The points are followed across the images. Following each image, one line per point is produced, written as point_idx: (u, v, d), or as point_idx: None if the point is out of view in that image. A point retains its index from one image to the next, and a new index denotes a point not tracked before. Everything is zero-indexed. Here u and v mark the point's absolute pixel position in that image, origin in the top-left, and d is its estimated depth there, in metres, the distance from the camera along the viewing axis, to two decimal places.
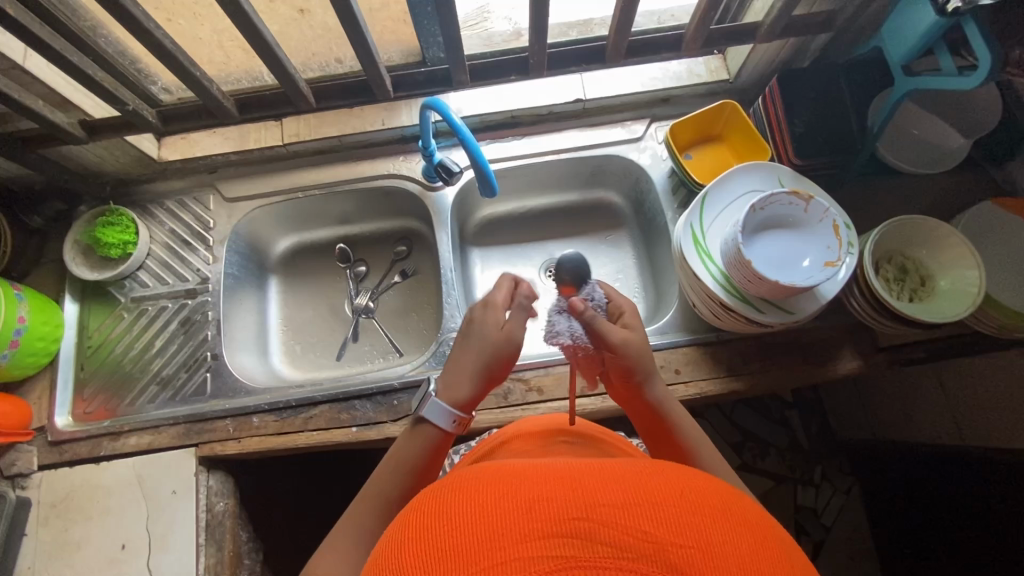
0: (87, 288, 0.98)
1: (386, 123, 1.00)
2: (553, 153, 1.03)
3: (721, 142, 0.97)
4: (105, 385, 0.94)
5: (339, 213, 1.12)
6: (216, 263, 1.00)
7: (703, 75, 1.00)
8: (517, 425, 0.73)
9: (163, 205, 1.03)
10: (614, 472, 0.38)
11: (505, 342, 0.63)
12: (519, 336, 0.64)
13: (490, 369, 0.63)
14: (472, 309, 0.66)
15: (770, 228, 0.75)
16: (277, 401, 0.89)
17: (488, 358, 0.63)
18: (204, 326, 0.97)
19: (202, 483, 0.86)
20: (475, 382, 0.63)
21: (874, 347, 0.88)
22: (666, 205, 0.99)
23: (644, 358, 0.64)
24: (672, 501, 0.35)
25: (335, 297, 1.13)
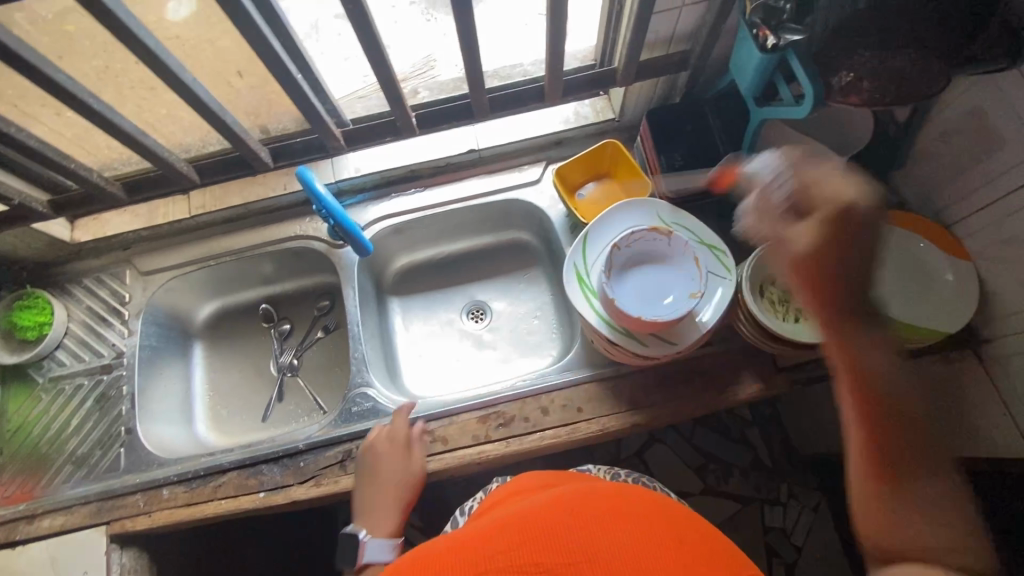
0: (8, 372, 1.01)
1: (288, 188, 1.04)
2: (454, 201, 1.06)
3: (611, 179, 0.99)
4: (23, 468, 0.95)
5: (259, 274, 1.14)
6: (132, 336, 1.02)
7: (589, 116, 1.03)
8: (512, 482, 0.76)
9: (82, 284, 1.06)
10: (509, 530, 0.56)
11: (406, 477, 0.84)
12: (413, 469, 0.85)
13: (398, 494, 0.84)
14: (371, 456, 0.86)
15: (635, 264, 0.77)
16: (186, 471, 0.90)
17: (391, 487, 0.83)
18: (119, 401, 0.98)
19: (115, 561, 0.87)
20: (396, 515, 0.85)
21: (773, 369, 0.89)
22: (564, 244, 1.01)
23: (843, 286, 0.49)
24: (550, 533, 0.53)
25: (259, 358, 1.14)
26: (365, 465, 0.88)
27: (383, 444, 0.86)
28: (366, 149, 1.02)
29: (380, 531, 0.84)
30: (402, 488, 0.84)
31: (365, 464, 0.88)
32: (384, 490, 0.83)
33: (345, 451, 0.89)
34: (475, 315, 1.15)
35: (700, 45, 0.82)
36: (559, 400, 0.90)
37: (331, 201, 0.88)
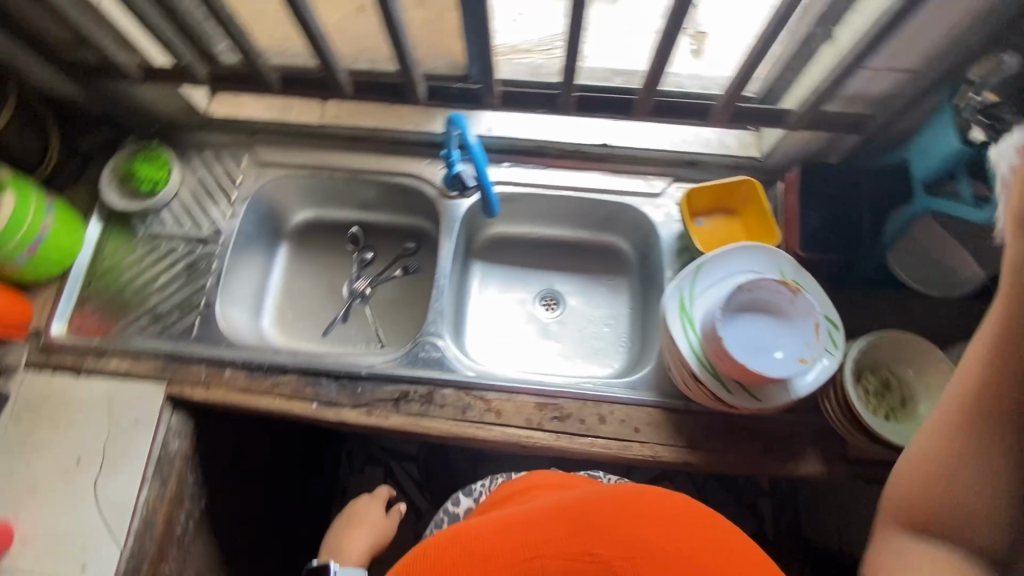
0: (113, 215, 1.05)
1: (416, 126, 1.05)
2: (570, 189, 1.05)
3: (735, 216, 0.97)
4: (104, 306, 0.99)
5: (358, 198, 1.16)
6: (233, 218, 1.05)
7: (732, 147, 1.01)
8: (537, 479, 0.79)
9: (200, 154, 1.09)
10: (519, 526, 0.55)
11: (387, 527, 0.93)
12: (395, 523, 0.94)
13: (376, 543, 0.91)
14: (359, 500, 0.95)
15: (751, 310, 0.75)
16: (251, 360, 0.93)
17: (367, 542, 0.90)
18: (206, 274, 1.01)
19: (165, 419, 0.91)
20: (366, 553, 0.90)
21: (840, 456, 0.87)
22: (668, 264, 0.99)
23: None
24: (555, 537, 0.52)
25: (336, 276, 1.18)
26: (417, 410, 0.90)
27: (362, 514, 0.93)
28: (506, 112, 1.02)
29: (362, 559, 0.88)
30: (372, 543, 0.91)
31: (417, 410, 0.90)
32: (366, 542, 0.90)
33: (401, 391, 0.91)
34: (548, 303, 1.15)
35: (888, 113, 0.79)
36: (618, 414, 0.89)
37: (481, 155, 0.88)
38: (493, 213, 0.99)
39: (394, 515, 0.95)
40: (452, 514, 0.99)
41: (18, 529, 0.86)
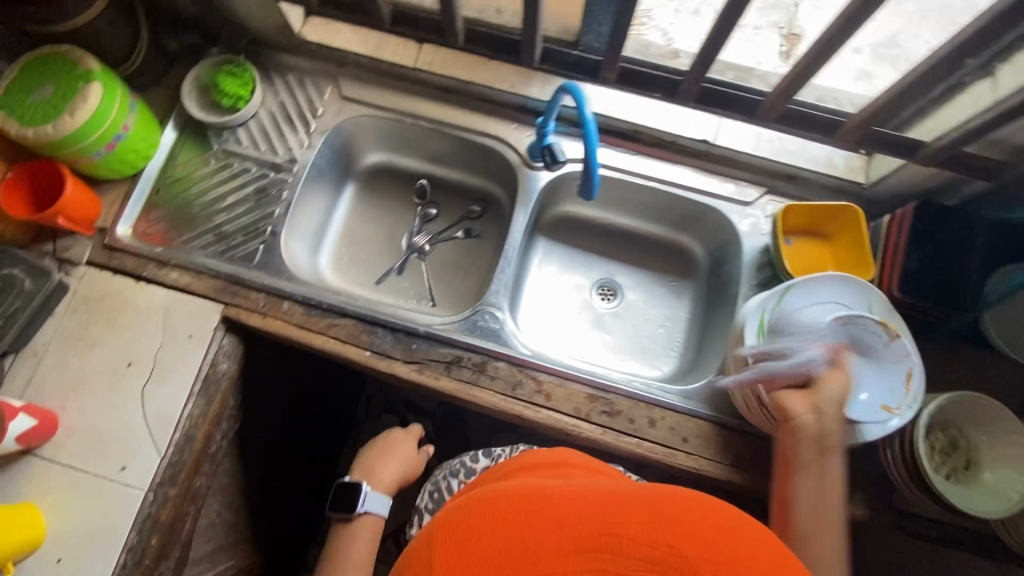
0: (189, 124, 1.02)
1: (513, 88, 1.01)
2: (657, 181, 1.00)
3: (826, 241, 0.93)
4: (170, 215, 0.98)
5: (432, 151, 1.13)
6: (309, 149, 1.02)
7: (839, 168, 0.96)
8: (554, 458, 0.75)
9: (284, 77, 1.05)
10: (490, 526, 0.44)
11: (416, 465, 0.94)
12: (423, 463, 0.95)
13: (405, 478, 0.92)
14: (393, 431, 0.96)
15: (840, 345, 0.73)
16: (311, 297, 0.92)
17: (398, 475, 0.92)
18: (275, 202, 0.99)
19: (217, 340, 0.91)
20: (392, 485, 0.91)
21: (886, 505, 0.85)
22: (745, 277, 0.96)
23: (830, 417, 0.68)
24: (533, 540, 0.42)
25: (397, 227, 1.16)
26: (468, 378, 0.88)
27: (396, 447, 0.94)
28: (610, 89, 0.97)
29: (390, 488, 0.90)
30: (402, 477, 0.92)
31: (468, 378, 0.88)
32: (397, 475, 0.91)
33: (454, 356, 0.89)
34: (605, 293, 1.13)
35: None
36: (668, 421, 0.87)
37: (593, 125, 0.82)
38: (589, 197, 0.81)
39: (423, 453, 0.96)
40: (468, 469, 0.97)
41: (63, 419, 0.87)
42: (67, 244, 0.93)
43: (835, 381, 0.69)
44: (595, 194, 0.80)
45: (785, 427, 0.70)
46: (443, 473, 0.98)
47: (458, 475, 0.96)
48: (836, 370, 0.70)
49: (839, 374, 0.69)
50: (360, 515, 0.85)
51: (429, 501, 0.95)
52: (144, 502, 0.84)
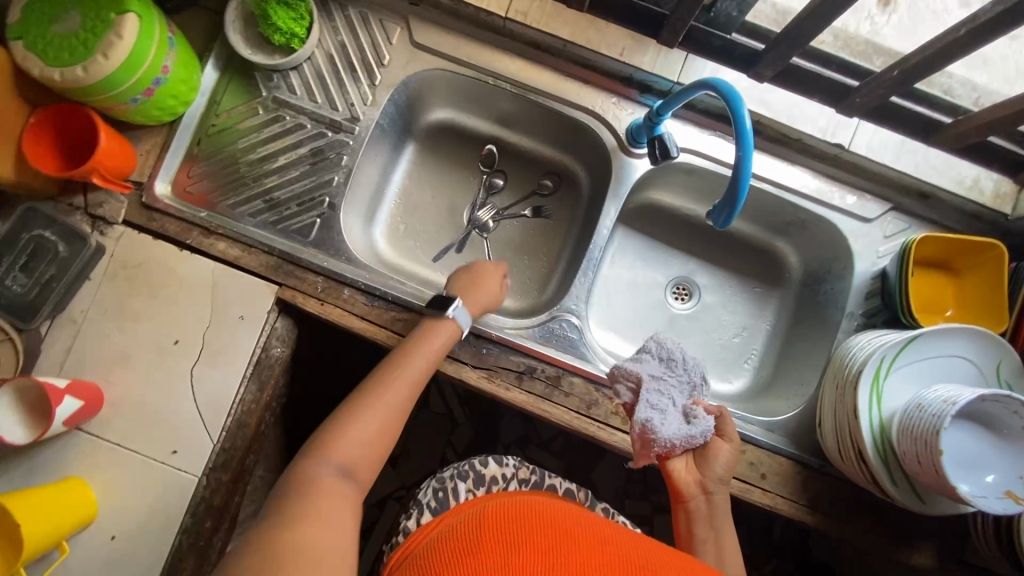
0: (233, 61, 0.87)
1: (623, 57, 0.84)
2: (771, 183, 0.88)
3: (951, 278, 0.83)
4: (214, 173, 0.86)
5: (507, 114, 0.98)
6: (373, 107, 0.88)
7: (984, 193, 0.84)
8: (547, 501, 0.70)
9: (345, 11, 0.88)
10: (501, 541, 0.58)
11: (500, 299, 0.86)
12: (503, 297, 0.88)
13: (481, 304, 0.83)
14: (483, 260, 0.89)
15: (971, 420, 0.66)
16: (374, 286, 0.83)
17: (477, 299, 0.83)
18: (333, 169, 0.87)
19: (270, 322, 0.83)
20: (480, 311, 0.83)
21: (956, 558, 0.83)
22: (850, 305, 0.87)
23: (723, 475, 0.71)
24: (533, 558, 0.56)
25: (458, 197, 1.04)
26: (541, 391, 0.82)
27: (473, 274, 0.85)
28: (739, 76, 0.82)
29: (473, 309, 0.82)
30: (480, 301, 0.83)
31: (541, 391, 0.82)
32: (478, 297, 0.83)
33: (528, 366, 0.82)
34: (680, 293, 1.04)
35: None
36: (749, 455, 0.83)
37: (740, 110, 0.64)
38: (720, 224, 0.68)
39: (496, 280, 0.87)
40: (477, 476, 0.80)
41: (109, 395, 0.81)
42: (101, 200, 0.82)
43: (721, 447, 0.72)
44: (729, 221, 0.68)
45: (683, 510, 0.71)
46: (449, 471, 0.80)
47: (468, 480, 0.79)
48: (720, 437, 0.73)
49: (730, 436, 0.72)
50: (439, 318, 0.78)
51: (433, 500, 0.77)
52: (197, 487, 0.81)
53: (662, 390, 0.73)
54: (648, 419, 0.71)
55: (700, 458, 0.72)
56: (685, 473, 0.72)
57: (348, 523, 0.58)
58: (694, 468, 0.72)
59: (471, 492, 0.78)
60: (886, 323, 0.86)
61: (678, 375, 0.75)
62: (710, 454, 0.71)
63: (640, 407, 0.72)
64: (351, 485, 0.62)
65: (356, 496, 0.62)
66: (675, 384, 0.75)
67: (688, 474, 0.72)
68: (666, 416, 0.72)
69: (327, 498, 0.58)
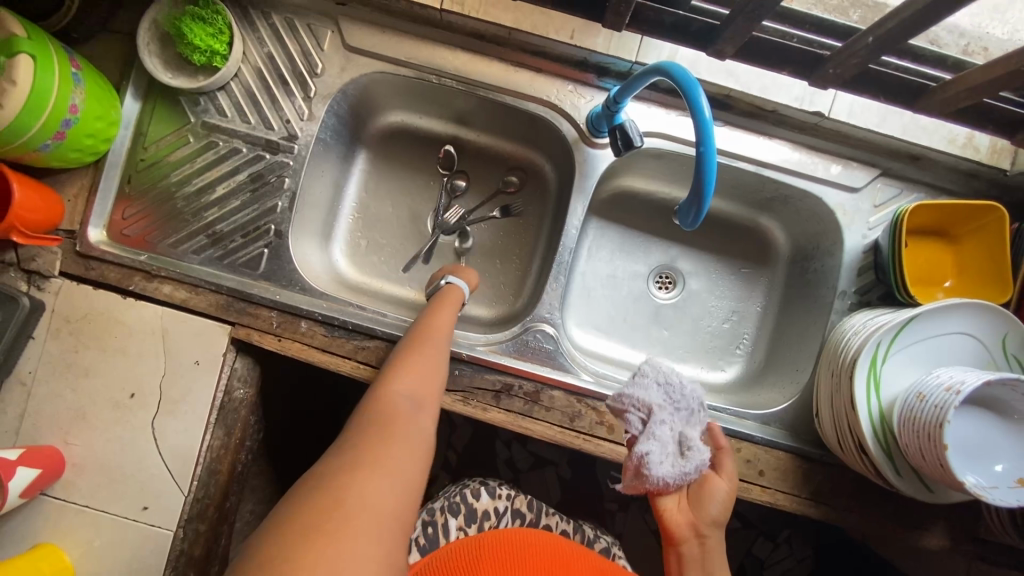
0: (153, 88, 0.80)
1: (574, 40, 0.76)
2: (748, 161, 0.81)
3: (949, 244, 0.77)
4: (150, 210, 0.81)
5: (460, 111, 0.91)
6: (311, 121, 0.82)
7: (981, 149, 0.76)
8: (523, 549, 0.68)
9: (269, 18, 0.81)
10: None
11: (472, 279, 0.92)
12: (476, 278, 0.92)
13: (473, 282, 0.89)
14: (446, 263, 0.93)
15: (973, 404, 0.61)
16: (333, 316, 0.78)
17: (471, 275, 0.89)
18: (276, 193, 0.81)
19: (228, 364, 0.79)
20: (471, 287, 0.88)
21: (969, 535, 0.80)
22: (842, 284, 0.81)
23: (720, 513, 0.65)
24: None
25: (420, 204, 0.98)
26: (520, 409, 0.77)
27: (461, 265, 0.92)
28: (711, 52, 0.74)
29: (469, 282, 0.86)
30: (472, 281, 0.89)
31: (520, 408, 0.77)
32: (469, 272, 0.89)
33: (503, 384, 0.78)
34: (663, 282, 0.98)
35: None
36: (745, 453, 0.78)
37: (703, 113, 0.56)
38: (690, 225, 0.63)
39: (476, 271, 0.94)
40: (469, 510, 0.77)
41: (70, 456, 0.78)
42: (32, 253, 0.77)
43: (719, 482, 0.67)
44: (698, 218, 0.62)
45: (676, 555, 0.65)
46: (439, 503, 0.77)
47: (459, 516, 0.76)
48: (715, 473, 0.68)
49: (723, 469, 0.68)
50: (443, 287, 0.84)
51: (422, 537, 0.74)
52: (174, 541, 0.78)
53: (662, 418, 0.68)
54: (647, 453, 0.66)
55: (693, 497, 0.67)
56: (680, 511, 0.67)
57: (418, 460, 0.57)
58: (689, 504, 0.67)
59: (461, 530, 0.75)
60: (881, 299, 0.81)
61: (676, 403, 0.69)
62: (704, 491, 0.67)
63: (640, 438, 0.68)
64: (419, 414, 0.63)
65: (425, 426, 0.63)
66: (675, 411, 0.69)
67: (681, 512, 0.67)
68: (666, 447, 0.67)
69: (399, 433, 0.59)
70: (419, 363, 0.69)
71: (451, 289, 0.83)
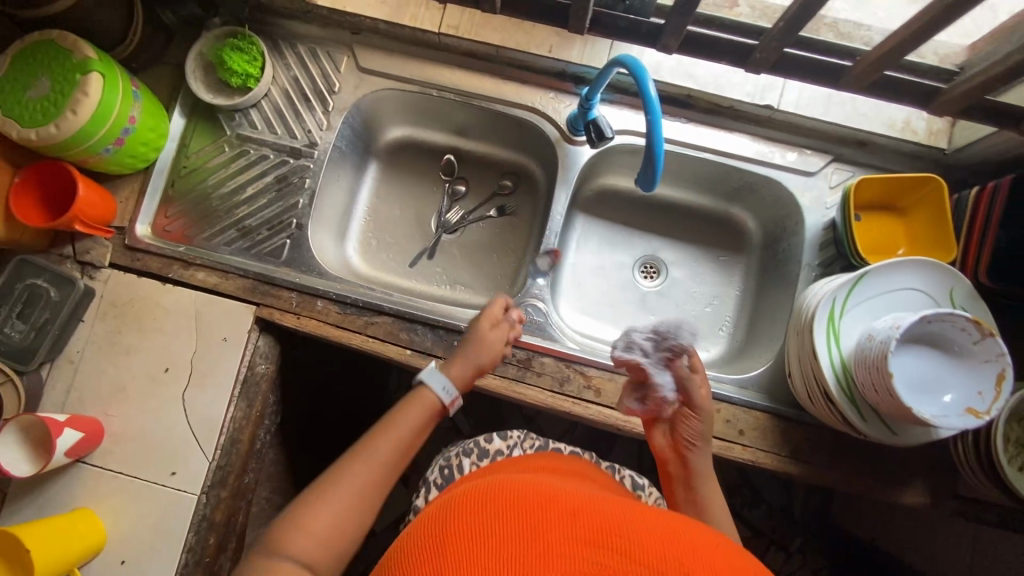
0: (197, 107, 0.95)
1: (553, 53, 0.90)
2: (712, 151, 0.91)
3: (899, 216, 0.85)
4: (189, 210, 0.93)
5: (458, 123, 1.04)
6: (329, 131, 0.95)
7: (919, 132, 0.86)
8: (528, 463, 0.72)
9: (295, 48, 0.96)
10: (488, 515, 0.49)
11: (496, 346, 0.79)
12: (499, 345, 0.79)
13: (484, 363, 0.78)
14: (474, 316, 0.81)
15: (921, 343, 0.67)
16: (345, 294, 0.88)
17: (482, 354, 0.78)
18: (298, 192, 0.93)
19: (252, 341, 0.88)
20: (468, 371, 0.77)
21: (949, 492, 0.83)
22: (806, 257, 0.89)
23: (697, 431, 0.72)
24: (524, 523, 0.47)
25: (425, 207, 1.09)
26: (514, 375, 0.84)
27: (490, 315, 0.80)
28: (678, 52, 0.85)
29: (455, 383, 0.76)
30: (488, 358, 0.78)
31: (514, 374, 0.85)
32: (477, 353, 0.78)
33: None
34: (648, 272, 1.06)
35: None
36: (724, 413, 0.84)
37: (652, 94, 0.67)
38: (647, 188, 0.72)
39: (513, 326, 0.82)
40: (483, 451, 0.81)
41: (108, 427, 0.86)
42: (87, 247, 0.89)
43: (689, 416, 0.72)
44: (654, 183, 0.72)
45: (668, 477, 0.73)
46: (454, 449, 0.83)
47: (473, 455, 0.81)
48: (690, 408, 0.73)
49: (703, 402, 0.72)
50: (415, 385, 0.74)
51: (439, 477, 0.80)
52: (197, 505, 0.84)
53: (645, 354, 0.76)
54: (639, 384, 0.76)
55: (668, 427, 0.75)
56: (661, 440, 0.75)
57: None
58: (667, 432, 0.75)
59: (475, 465, 0.79)
60: (843, 270, 0.88)
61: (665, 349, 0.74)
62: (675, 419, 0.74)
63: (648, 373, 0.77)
64: None
65: None
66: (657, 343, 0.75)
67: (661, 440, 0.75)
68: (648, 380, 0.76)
69: None
70: (328, 514, 0.59)
71: (415, 394, 0.72)
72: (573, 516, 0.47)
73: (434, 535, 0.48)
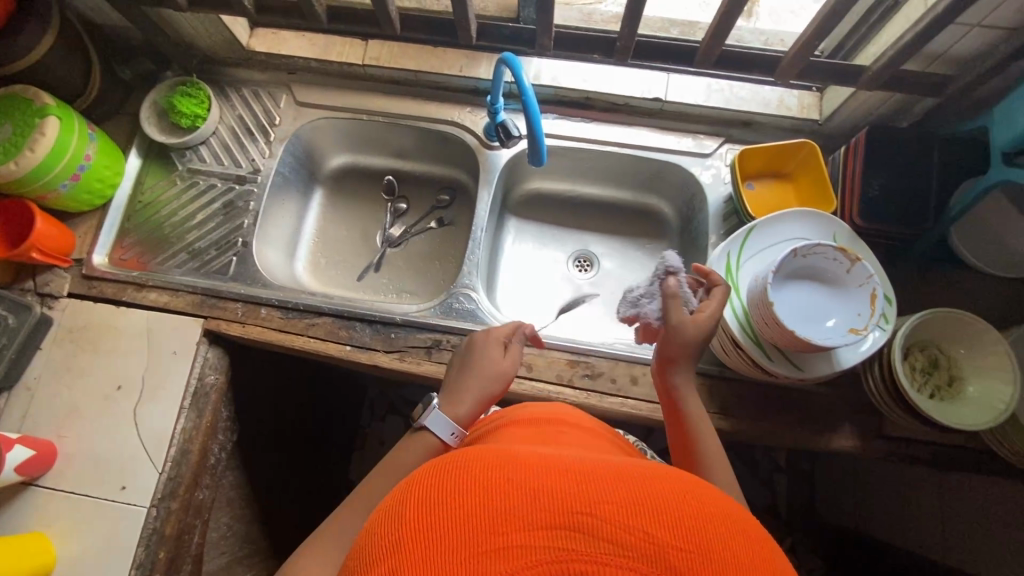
0: (152, 149, 1.05)
1: (463, 72, 1.01)
2: (615, 144, 1.01)
3: (789, 181, 0.94)
4: (143, 240, 1.00)
5: (393, 145, 1.14)
6: (271, 158, 1.04)
7: (793, 108, 0.96)
8: (521, 411, 0.68)
9: (239, 91, 1.07)
10: (469, 487, 0.37)
11: (506, 372, 0.74)
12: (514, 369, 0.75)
13: (492, 392, 0.72)
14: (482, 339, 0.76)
15: (803, 279, 0.73)
16: (286, 300, 0.94)
17: (491, 383, 0.72)
18: (243, 214, 1.01)
19: (201, 353, 0.92)
20: (477, 405, 0.70)
21: (877, 433, 0.85)
22: (713, 228, 0.96)
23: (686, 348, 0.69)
24: (513, 501, 0.35)
25: (370, 224, 1.17)
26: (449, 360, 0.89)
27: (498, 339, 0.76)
28: (568, 58, 0.96)
29: (462, 422, 0.69)
30: (497, 386, 0.73)
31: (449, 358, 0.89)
32: (484, 383, 0.72)
33: (434, 340, 0.91)
34: (582, 265, 1.12)
35: (974, 74, 0.75)
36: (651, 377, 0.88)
37: (528, 89, 0.75)
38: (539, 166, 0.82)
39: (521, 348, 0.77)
40: None
41: (61, 448, 0.89)
42: (46, 279, 0.95)
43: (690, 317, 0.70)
44: (543, 162, 0.81)
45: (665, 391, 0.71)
46: None
47: None
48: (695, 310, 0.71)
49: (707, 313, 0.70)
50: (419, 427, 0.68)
51: None
52: (147, 518, 0.86)
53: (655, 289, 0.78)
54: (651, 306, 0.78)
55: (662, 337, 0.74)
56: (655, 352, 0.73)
57: None
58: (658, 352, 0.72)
59: None
60: None
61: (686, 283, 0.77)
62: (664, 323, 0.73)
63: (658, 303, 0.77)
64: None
65: None
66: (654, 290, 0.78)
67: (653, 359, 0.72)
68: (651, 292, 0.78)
69: None
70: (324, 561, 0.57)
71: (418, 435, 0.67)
72: (536, 495, 0.35)
73: (379, 545, 0.37)
